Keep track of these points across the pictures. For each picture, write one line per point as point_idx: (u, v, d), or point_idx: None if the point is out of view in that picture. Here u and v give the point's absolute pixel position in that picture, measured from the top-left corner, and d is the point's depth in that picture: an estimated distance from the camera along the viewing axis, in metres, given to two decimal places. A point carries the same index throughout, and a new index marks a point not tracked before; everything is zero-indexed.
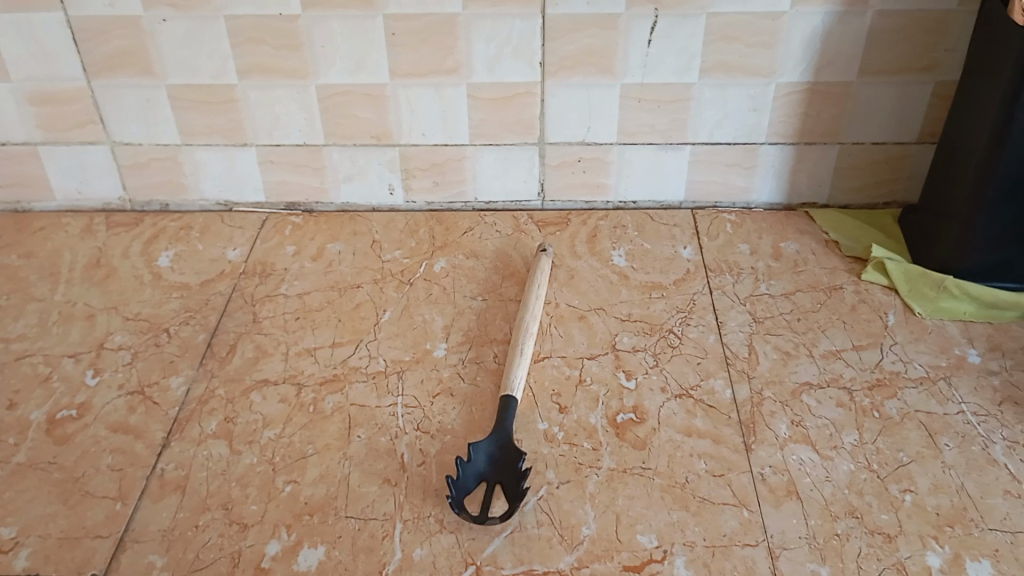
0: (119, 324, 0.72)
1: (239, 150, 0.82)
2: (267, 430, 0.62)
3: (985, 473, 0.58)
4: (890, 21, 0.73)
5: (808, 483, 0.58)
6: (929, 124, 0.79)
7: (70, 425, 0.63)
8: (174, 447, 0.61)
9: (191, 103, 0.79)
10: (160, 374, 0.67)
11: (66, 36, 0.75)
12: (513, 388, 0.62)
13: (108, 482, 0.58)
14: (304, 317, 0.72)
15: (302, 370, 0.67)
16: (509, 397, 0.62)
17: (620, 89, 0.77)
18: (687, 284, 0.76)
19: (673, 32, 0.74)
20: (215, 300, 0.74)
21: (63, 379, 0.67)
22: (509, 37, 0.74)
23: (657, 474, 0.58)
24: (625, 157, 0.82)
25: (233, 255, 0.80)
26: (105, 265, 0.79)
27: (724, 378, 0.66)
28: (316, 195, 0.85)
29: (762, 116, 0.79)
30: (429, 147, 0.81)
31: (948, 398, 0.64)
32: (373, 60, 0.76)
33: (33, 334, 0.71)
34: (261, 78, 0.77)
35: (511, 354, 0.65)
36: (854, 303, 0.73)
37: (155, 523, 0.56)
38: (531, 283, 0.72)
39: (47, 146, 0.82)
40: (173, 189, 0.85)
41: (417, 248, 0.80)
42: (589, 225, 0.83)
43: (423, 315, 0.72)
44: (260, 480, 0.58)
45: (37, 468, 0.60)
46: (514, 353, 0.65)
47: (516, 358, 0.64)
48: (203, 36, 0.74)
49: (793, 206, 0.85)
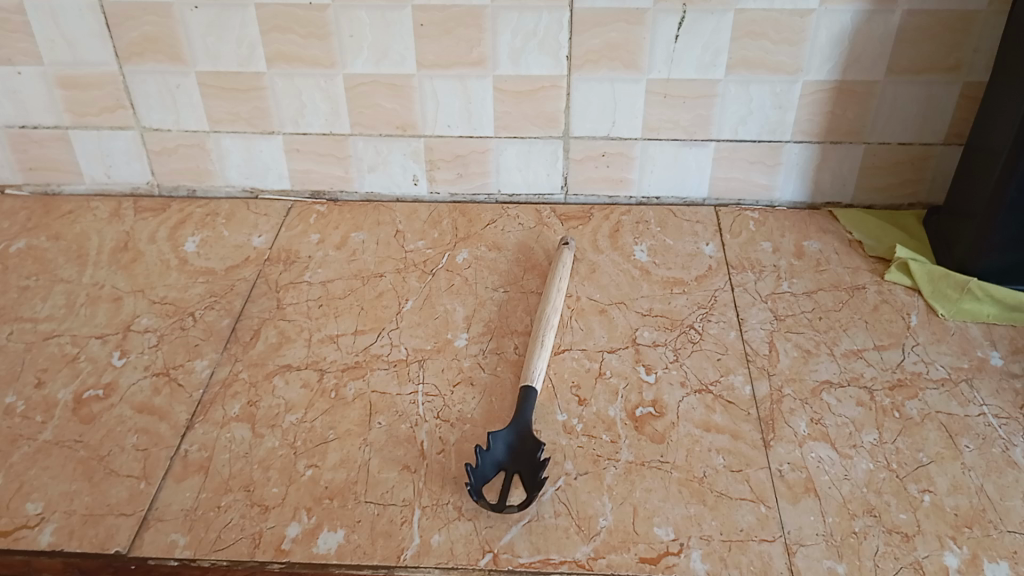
0: (145, 307, 0.73)
1: (265, 138, 0.83)
2: (289, 415, 0.62)
3: (1004, 474, 0.58)
4: (918, 20, 0.72)
5: (826, 481, 0.58)
6: (957, 125, 0.78)
7: (95, 405, 0.64)
8: (197, 429, 0.61)
9: (219, 90, 0.80)
10: (185, 357, 0.68)
11: (98, 22, 0.76)
12: (532, 379, 0.63)
13: (132, 461, 0.59)
14: (326, 304, 0.73)
15: (323, 357, 0.68)
16: (528, 388, 0.62)
17: (646, 84, 0.77)
18: (709, 281, 0.76)
19: (700, 27, 0.73)
20: (239, 286, 0.75)
21: (89, 359, 0.68)
22: (536, 29, 0.74)
23: (675, 468, 0.59)
24: (648, 153, 0.82)
25: (258, 242, 0.81)
26: (133, 249, 0.80)
27: (744, 375, 0.66)
28: (341, 184, 0.86)
29: (788, 114, 0.78)
30: (453, 139, 0.82)
31: (969, 400, 0.64)
32: (401, 50, 0.76)
33: (61, 315, 0.72)
34: (288, 66, 0.78)
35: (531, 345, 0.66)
36: (876, 303, 0.73)
37: (178, 502, 0.56)
38: (552, 277, 0.72)
39: (77, 130, 0.83)
40: (199, 175, 0.86)
41: (440, 239, 0.81)
42: (612, 219, 0.83)
43: (445, 305, 0.73)
44: (281, 464, 0.59)
45: (63, 446, 0.61)
46: (534, 344, 0.65)
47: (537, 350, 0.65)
48: (233, 23, 0.75)
49: (816, 205, 0.85)
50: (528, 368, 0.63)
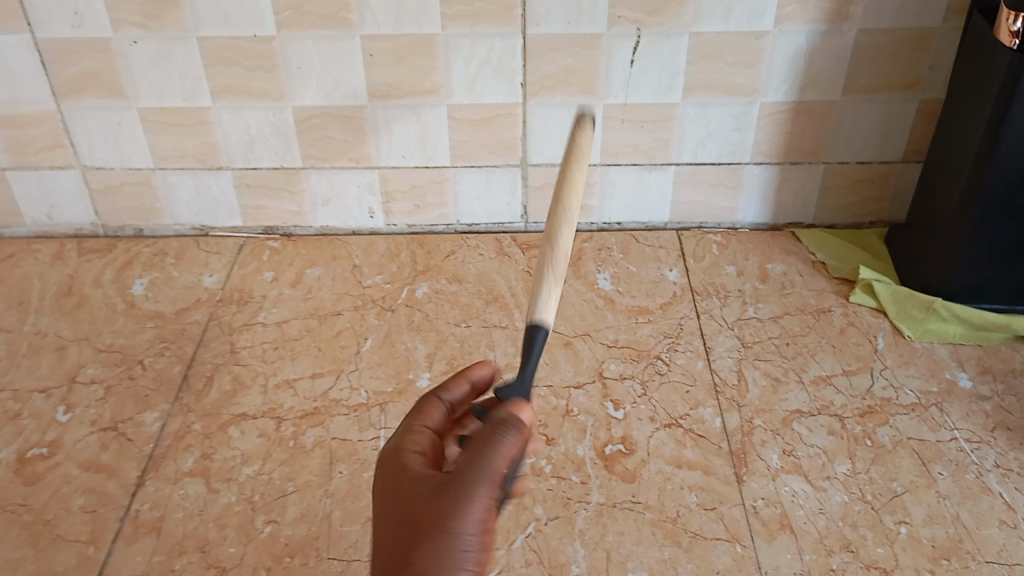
0: (91, 355, 0.70)
1: (214, 173, 0.80)
2: (245, 467, 0.60)
3: (979, 502, 0.57)
4: (873, 39, 0.72)
5: (801, 515, 0.57)
6: (915, 142, 0.78)
7: (40, 465, 0.61)
8: (148, 487, 0.59)
9: (163, 126, 0.77)
10: (134, 409, 0.65)
11: (33, 59, 0.73)
12: (545, 314, 0.46)
13: (79, 525, 0.56)
14: (282, 346, 0.70)
15: (280, 403, 0.65)
16: (536, 328, 0.46)
17: (604, 108, 0.76)
18: (674, 308, 0.74)
19: (657, 51, 0.72)
20: (191, 329, 0.72)
21: (32, 415, 0.65)
22: (490, 57, 0.72)
23: (647, 509, 0.57)
24: (609, 178, 0.80)
25: (209, 281, 0.78)
26: (77, 293, 0.77)
27: (713, 407, 0.64)
28: (295, 219, 0.83)
29: (747, 135, 0.78)
30: (409, 169, 0.80)
31: (940, 425, 0.63)
32: (352, 80, 0.74)
33: (2, 368, 0.69)
34: (236, 100, 0.75)
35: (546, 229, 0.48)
36: (843, 326, 0.72)
37: (129, 568, 0.54)
38: (569, 160, 0.48)
39: (15, 170, 0.80)
40: (146, 213, 0.82)
41: (399, 272, 0.79)
42: (574, 247, 0.82)
43: (406, 343, 0.71)
44: (238, 521, 0.56)
45: (5, 511, 0.58)
46: (551, 247, 0.47)
47: (561, 224, 0.47)
48: (175, 57, 0.72)
49: (779, 225, 0.84)
50: (542, 291, 0.47)
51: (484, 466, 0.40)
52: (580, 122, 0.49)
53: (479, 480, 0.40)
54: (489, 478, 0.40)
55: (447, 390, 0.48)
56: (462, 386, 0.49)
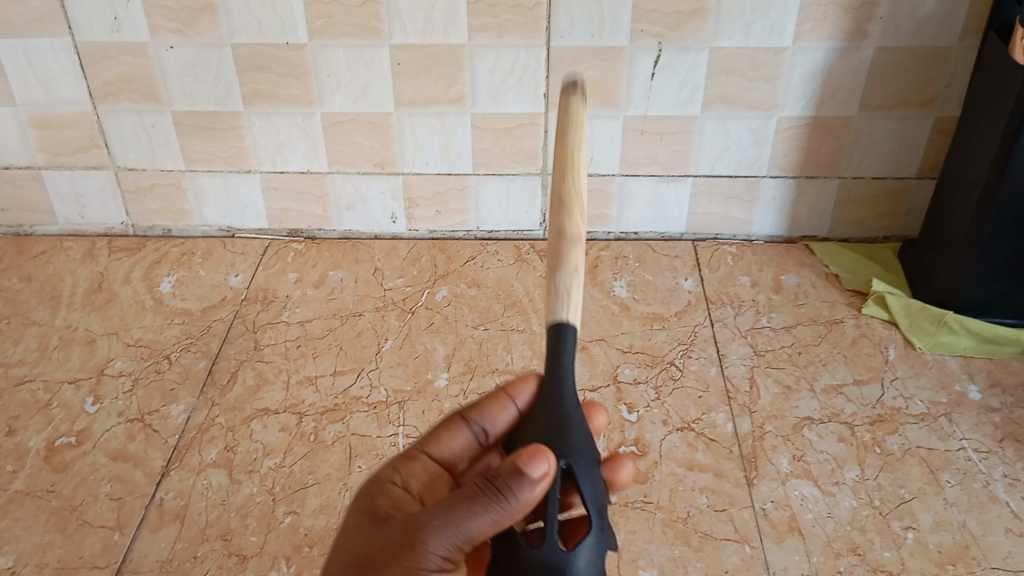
0: (119, 350, 0.72)
1: (243, 176, 0.82)
2: (267, 460, 0.62)
3: (987, 510, 0.58)
4: (890, 56, 0.73)
5: (810, 519, 0.58)
6: (930, 158, 0.79)
7: (69, 453, 0.63)
8: (172, 476, 0.60)
9: (195, 129, 0.79)
10: (161, 402, 0.67)
11: (72, 62, 0.75)
12: (566, 313, 0.43)
13: (106, 511, 0.58)
14: (305, 345, 0.72)
15: (302, 400, 0.67)
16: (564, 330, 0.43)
17: (623, 120, 0.77)
18: (689, 316, 0.76)
19: (677, 65, 0.74)
20: (216, 327, 0.74)
21: (62, 405, 0.67)
22: (513, 67, 0.74)
23: (658, 509, 0.58)
24: (627, 188, 0.82)
25: (235, 281, 0.80)
26: (107, 289, 0.79)
27: (726, 412, 0.66)
28: (319, 222, 0.85)
29: (764, 149, 0.79)
30: (432, 176, 0.81)
31: (949, 434, 0.64)
32: (379, 88, 0.76)
33: (34, 359, 0.71)
34: (265, 105, 0.77)
35: (554, 226, 0.43)
36: (855, 337, 0.73)
37: (153, 554, 0.55)
38: (568, 123, 0.42)
39: (50, 170, 0.82)
40: (175, 214, 0.85)
41: (419, 276, 0.80)
42: (591, 255, 0.83)
43: (425, 344, 0.72)
44: (260, 511, 0.58)
45: (35, 496, 0.59)
46: (563, 240, 0.43)
47: (573, 215, 0.43)
48: (209, 63, 0.75)
49: (793, 238, 0.85)
50: (559, 293, 0.43)
51: (451, 522, 0.40)
52: (569, 90, 0.43)
53: (435, 535, 0.40)
54: (450, 533, 0.40)
55: (481, 410, 0.49)
56: (505, 408, 0.48)
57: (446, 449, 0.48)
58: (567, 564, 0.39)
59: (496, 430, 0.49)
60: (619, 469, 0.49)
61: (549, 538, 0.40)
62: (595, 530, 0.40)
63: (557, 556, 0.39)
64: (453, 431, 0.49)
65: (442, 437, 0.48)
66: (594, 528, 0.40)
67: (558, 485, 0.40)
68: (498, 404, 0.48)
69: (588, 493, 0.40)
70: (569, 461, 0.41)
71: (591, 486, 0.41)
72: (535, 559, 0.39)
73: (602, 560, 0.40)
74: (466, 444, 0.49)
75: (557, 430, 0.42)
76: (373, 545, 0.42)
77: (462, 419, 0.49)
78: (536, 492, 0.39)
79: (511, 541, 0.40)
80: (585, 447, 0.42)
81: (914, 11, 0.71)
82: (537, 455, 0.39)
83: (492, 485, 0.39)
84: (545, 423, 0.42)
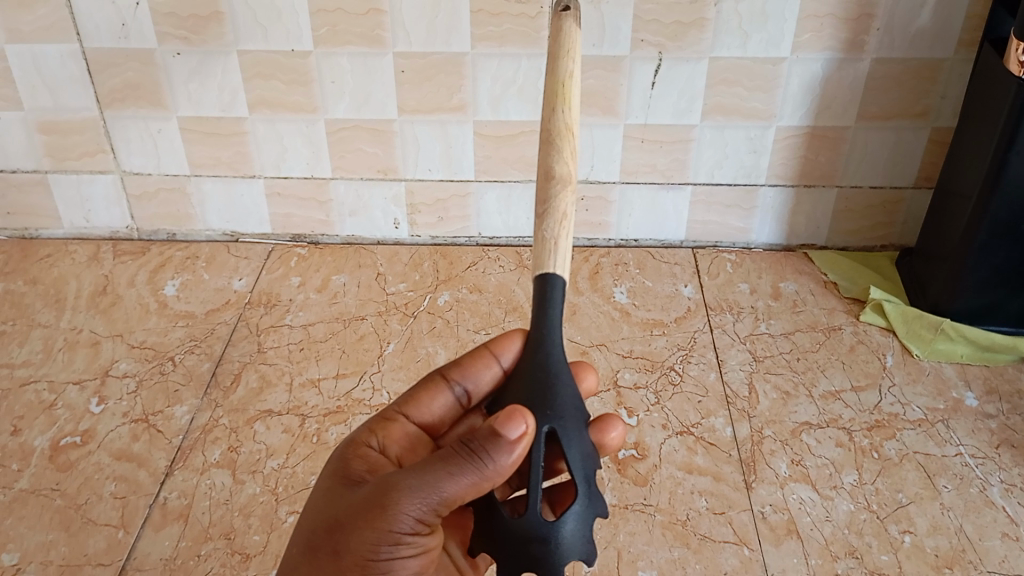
0: (124, 352, 0.73)
1: (247, 181, 0.83)
2: (270, 461, 0.62)
3: (983, 515, 0.59)
4: (887, 68, 0.74)
5: (808, 522, 0.58)
6: (926, 169, 0.80)
7: (73, 452, 0.63)
8: (176, 476, 0.61)
9: (200, 135, 0.80)
10: (164, 403, 0.67)
11: (79, 68, 0.76)
12: (553, 263, 0.46)
13: (110, 510, 0.59)
14: (308, 348, 0.73)
15: (305, 402, 0.67)
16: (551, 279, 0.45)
17: (623, 129, 0.78)
18: (688, 322, 0.76)
19: (676, 75, 0.75)
20: (220, 330, 0.75)
21: (67, 406, 0.67)
22: (515, 76, 0.75)
23: (658, 511, 0.59)
24: (627, 196, 0.83)
25: (238, 285, 0.80)
26: (112, 292, 0.80)
27: (724, 417, 0.66)
28: (322, 227, 0.86)
29: (763, 158, 0.80)
30: (434, 183, 0.82)
31: (946, 440, 0.65)
32: (382, 96, 0.77)
33: (39, 361, 0.72)
34: (270, 112, 0.78)
35: (544, 165, 0.47)
36: (853, 343, 0.74)
37: (157, 552, 0.56)
38: (560, 56, 0.48)
39: (56, 174, 0.83)
40: (180, 219, 0.85)
41: (421, 281, 0.81)
42: (591, 261, 0.84)
43: (427, 348, 0.73)
44: (262, 511, 0.58)
45: (39, 495, 0.60)
46: (552, 180, 0.47)
47: (562, 150, 0.47)
48: (215, 70, 0.76)
49: (792, 246, 0.86)
50: (547, 241, 0.46)
51: (423, 484, 0.41)
52: (563, 18, 0.50)
53: (404, 500, 0.41)
54: (422, 495, 0.41)
55: (463, 369, 0.51)
56: (489, 366, 0.51)
57: (427, 409, 0.51)
58: (552, 535, 0.41)
59: (478, 389, 0.52)
60: (608, 430, 0.52)
61: (533, 508, 0.41)
62: (582, 499, 0.42)
63: (542, 525, 0.41)
64: (433, 392, 0.51)
65: (424, 398, 0.51)
66: (580, 497, 0.42)
67: (541, 449, 0.42)
68: (481, 363, 0.51)
69: (574, 459, 0.42)
70: (554, 425, 0.42)
71: (576, 450, 0.42)
72: (521, 528, 0.41)
73: (589, 527, 0.42)
74: (446, 404, 0.51)
75: (543, 389, 0.43)
76: (343, 507, 0.44)
77: (443, 378, 0.52)
78: (514, 455, 0.41)
79: (494, 511, 0.43)
80: (573, 410, 0.43)
81: (910, 24, 0.72)
82: (514, 416, 0.41)
83: (466, 449, 0.42)
84: (533, 375, 0.44)
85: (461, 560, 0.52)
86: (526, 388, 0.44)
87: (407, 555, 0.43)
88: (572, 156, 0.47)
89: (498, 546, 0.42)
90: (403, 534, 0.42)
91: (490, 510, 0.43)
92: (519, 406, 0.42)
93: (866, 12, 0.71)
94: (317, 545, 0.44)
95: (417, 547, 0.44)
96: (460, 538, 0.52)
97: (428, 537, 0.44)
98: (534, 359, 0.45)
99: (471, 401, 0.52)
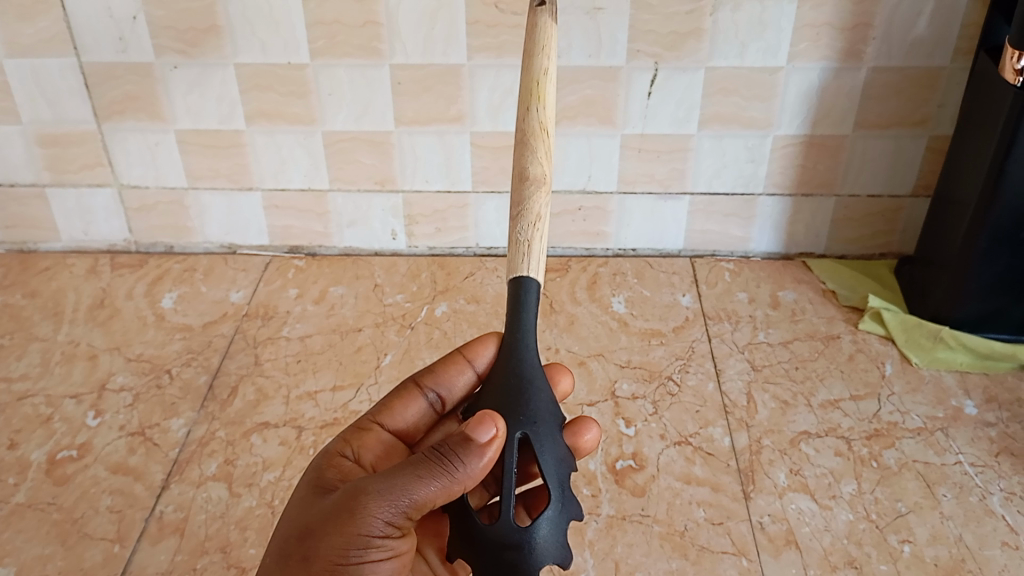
0: (121, 364, 0.73)
1: (245, 193, 0.83)
2: (266, 473, 0.62)
3: (983, 524, 0.59)
4: (884, 76, 0.74)
5: (807, 532, 0.58)
6: (925, 176, 0.80)
7: (70, 466, 0.63)
8: (172, 489, 0.61)
9: (200, 147, 0.80)
10: (161, 416, 0.67)
11: (78, 81, 0.77)
12: (527, 267, 0.47)
13: (106, 523, 0.59)
14: (305, 360, 0.73)
15: (302, 414, 0.67)
16: (524, 281, 0.47)
17: (621, 138, 0.78)
18: (686, 332, 0.76)
19: (674, 85, 0.75)
20: (217, 342, 0.75)
21: (64, 420, 0.67)
22: (513, 86, 0.75)
23: (656, 522, 0.59)
24: (625, 206, 0.83)
25: (236, 297, 0.80)
26: (109, 305, 0.80)
27: (723, 427, 0.66)
28: (320, 239, 0.86)
29: (760, 167, 0.80)
30: (432, 194, 0.82)
31: (945, 449, 0.64)
32: (380, 106, 0.77)
33: (36, 374, 0.72)
34: (269, 124, 0.78)
35: (519, 166, 0.48)
36: (851, 352, 0.74)
37: (153, 565, 0.56)
38: (534, 53, 0.48)
39: (55, 188, 0.83)
40: (179, 231, 0.86)
41: (419, 292, 0.81)
42: (589, 271, 0.84)
43: (424, 359, 0.73)
44: (259, 523, 0.58)
45: (36, 508, 0.60)
46: (526, 180, 0.47)
47: (536, 151, 0.47)
48: (213, 82, 0.76)
49: (791, 255, 0.86)
50: (521, 244, 0.47)
51: (395, 487, 0.42)
52: (537, 12, 0.48)
53: (376, 502, 0.42)
54: (393, 498, 0.42)
55: (437, 375, 0.52)
56: (462, 371, 0.52)
57: (400, 417, 0.52)
58: (526, 539, 0.41)
59: (450, 396, 0.53)
60: (582, 433, 0.52)
61: (506, 513, 0.42)
62: (555, 503, 0.42)
63: (514, 531, 0.41)
64: (407, 400, 0.52)
65: (397, 406, 0.52)
66: (553, 502, 0.42)
67: (513, 455, 0.42)
68: (455, 368, 0.52)
69: (548, 464, 0.43)
70: (526, 430, 0.43)
71: (547, 457, 0.43)
72: (495, 534, 0.42)
73: (563, 532, 0.42)
74: (420, 411, 0.52)
75: (516, 395, 0.44)
76: (314, 513, 0.43)
77: (416, 386, 0.52)
78: (485, 458, 0.42)
79: (467, 514, 0.43)
80: (547, 414, 0.44)
81: (907, 32, 0.72)
82: (484, 420, 0.43)
83: (437, 453, 0.43)
84: (506, 381, 0.45)
85: (438, 565, 0.52)
86: (499, 393, 0.45)
87: (378, 560, 0.43)
88: (547, 157, 0.47)
89: (473, 553, 0.42)
90: (374, 537, 0.42)
91: (464, 517, 0.43)
92: (489, 411, 0.44)
93: (863, 20, 0.71)
94: (287, 553, 0.43)
95: (388, 552, 0.43)
96: (437, 545, 0.51)
97: (399, 541, 0.44)
98: (508, 365, 0.46)
99: (445, 407, 0.53)
